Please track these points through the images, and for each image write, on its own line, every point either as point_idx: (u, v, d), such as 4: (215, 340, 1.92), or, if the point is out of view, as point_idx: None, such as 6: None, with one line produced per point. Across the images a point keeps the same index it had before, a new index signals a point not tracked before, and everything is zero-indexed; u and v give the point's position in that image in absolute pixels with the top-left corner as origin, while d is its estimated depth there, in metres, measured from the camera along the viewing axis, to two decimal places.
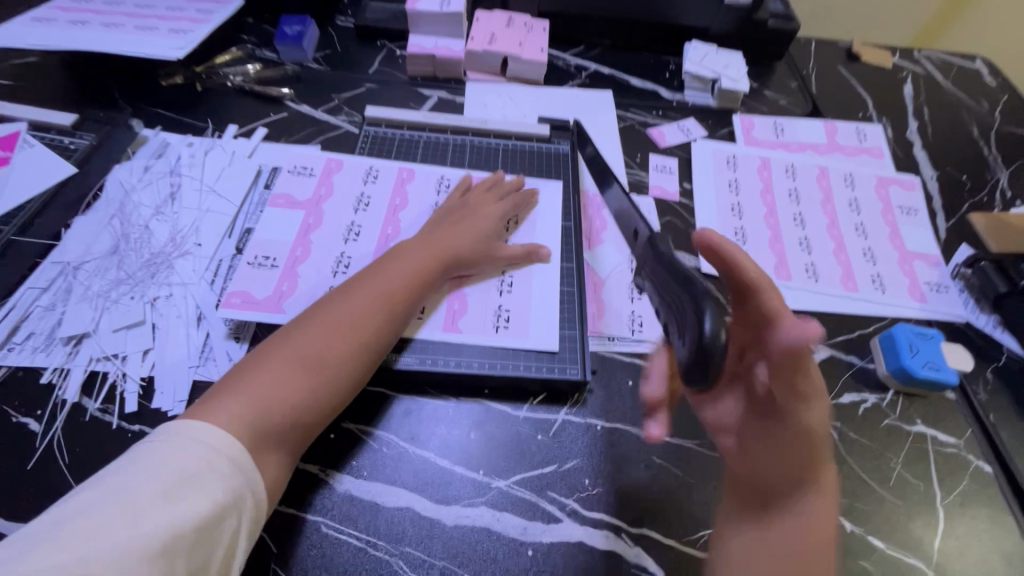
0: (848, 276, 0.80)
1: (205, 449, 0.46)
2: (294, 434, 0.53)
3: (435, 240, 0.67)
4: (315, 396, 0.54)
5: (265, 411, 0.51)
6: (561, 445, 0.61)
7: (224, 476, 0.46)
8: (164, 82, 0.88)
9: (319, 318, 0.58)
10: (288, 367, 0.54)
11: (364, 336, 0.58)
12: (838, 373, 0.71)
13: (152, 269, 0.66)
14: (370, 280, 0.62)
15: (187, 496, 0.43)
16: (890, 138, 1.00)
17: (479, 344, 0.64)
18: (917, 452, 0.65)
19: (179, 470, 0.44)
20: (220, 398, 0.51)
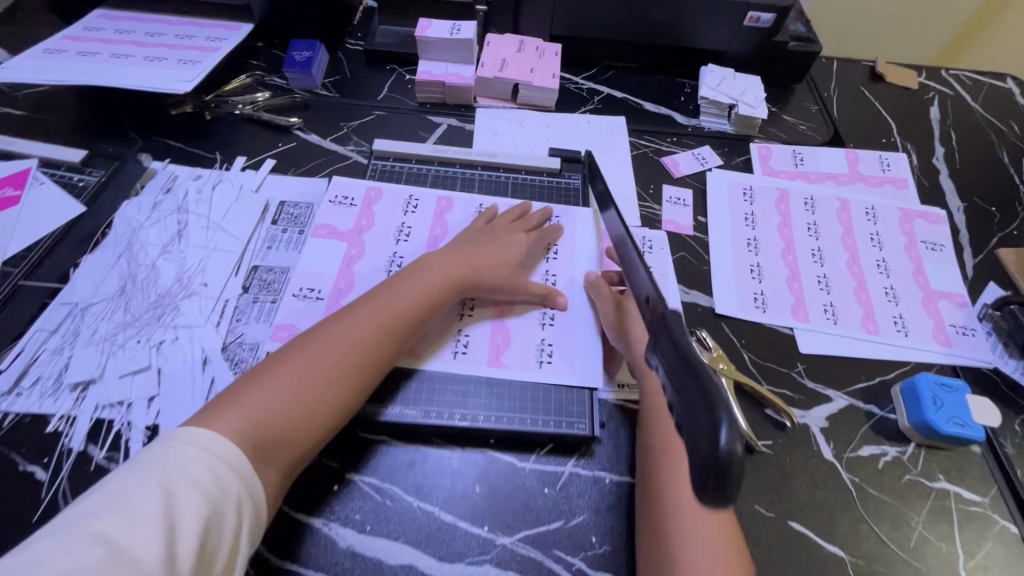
0: (869, 317, 0.77)
1: (203, 455, 0.48)
2: (292, 447, 0.54)
3: (450, 264, 0.69)
4: (316, 410, 0.56)
5: (263, 422, 0.53)
6: (568, 499, 0.60)
7: (222, 482, 0.47)
8: (173, 112, 0.88)
9: (327, 333, 0.60)
10: (292, 380, 0.56)
11: (366, 354, 0.60)
12: (857, 424, 0.68)
13: (159, 312, 0.66)
14: (378, 299, 0.64)
15: (190, 502, 0.44)
16: (914, 166, 0.96)
17: (489, 397, 0.64)
18: (939, 511, 0.63)
19: (183, 476, 0.46)
20: (223, 408, 0.53)
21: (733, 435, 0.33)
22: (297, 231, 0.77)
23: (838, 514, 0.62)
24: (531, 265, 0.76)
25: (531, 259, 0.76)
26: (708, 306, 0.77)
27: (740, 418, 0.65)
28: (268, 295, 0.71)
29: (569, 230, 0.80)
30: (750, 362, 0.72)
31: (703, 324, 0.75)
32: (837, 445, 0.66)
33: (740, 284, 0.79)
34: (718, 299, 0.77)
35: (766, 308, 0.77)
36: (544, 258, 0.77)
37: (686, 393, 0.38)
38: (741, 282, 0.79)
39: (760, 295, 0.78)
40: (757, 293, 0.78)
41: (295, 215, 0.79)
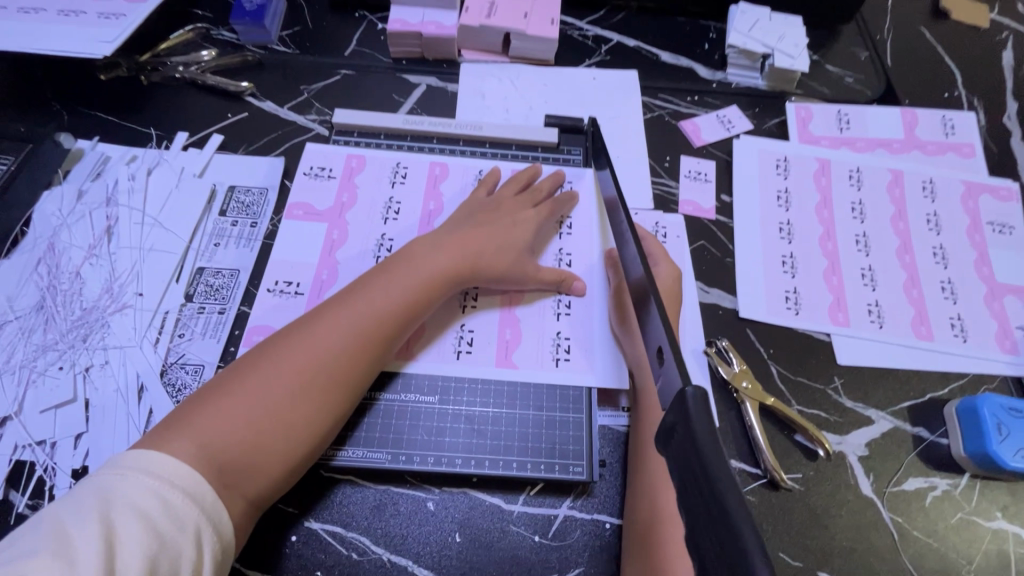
0: (921, 319, 0.65)
1: (154, 480, 0.40)
2: (262, 471, 0.45)
3: (447, 248, 0.59)
4: (289, 427, 0.47)
5: (225, 443, 0.44)
6: (562, 550, 0.52)
7: (178, 511, 0.40)
8: (103, 77, 0.75)
9: (308, 332, 0.51)
10: (259, 390, 0.47)
11: (347, 359, 0.51)
12: (902, 451, 0.58)
13: (84, 330, 0.57)
14: (366, 290, 0.54)
15: (138, 536, 0.37)
16: (982, 127, 0.81)
17: (466, 438, 0.55)
18: (995, 556, 0.54)
19: (130, 504, 0.38)
20: (178, 426, 0.44)
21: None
22: (249, 223, 0.65)
23: (878, 562, 0.53)
24: (541, 244, 0.65)
25: (541, 237, 0.65)
26: (732, 308, 0.65)
27: (765, 448, 0.56)
28: (215, 303, 0.60)
29: (581, 201, 0.68)
30: (778, 376, 0.62)
31: (725, 330, 0.64)
32: (878, 478, 0.57)
33: (770, 281, 0.67)
34: (742, 301, 0.65)
35: (799, 310, 0.65)
36: (555, 234, 0.66)
37: (708, 537, 0.31)
38: (771, 277, 0.67)
39: (793, 294, 0.66)
40: (790, 291, 0.66)
41: (245, 203, 0.67)
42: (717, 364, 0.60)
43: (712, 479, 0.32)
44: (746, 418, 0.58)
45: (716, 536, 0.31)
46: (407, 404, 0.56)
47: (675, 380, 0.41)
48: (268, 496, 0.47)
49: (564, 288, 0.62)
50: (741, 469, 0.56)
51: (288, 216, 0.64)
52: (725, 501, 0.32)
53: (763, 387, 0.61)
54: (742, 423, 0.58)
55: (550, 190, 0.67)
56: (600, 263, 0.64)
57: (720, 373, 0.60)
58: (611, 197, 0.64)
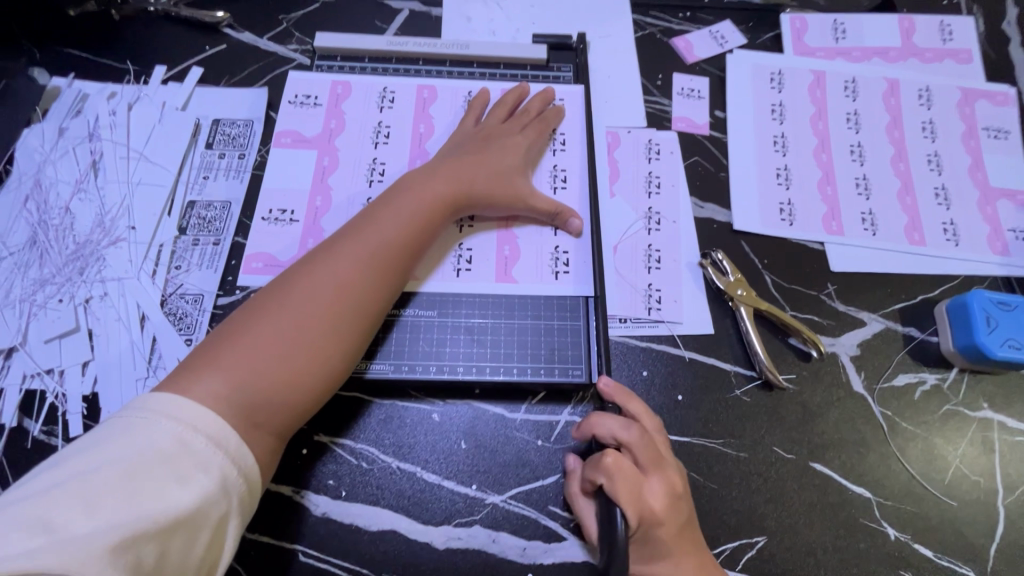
0: (915, 225, 0.66)
1: (176, 426, 0.39)
2: (288, 406, 0.46)
3: (441, 175, 0.58)
4: (317, 362, 0.47)
5: (250, 384, 0.44)
6: (565, 452, 0.53)
7: (201, 455, 0.39)
8: (72, 12, 0.72)
9: (318, 269, 0.50)
10: (281, 329, 0.47)
11: (363, 293, 0.50)
12: (893, 350, 0.60)
13: (80, 264, 0.57)
14: (370, 224, 0.53)
15: (161, 481, 0.37)
16: (980, 33, 0.79)
17: (470, 349, 0.56)
18: (980, 443, 0.56)
19: (151, 450, 0.38)
20: (202, 369, 0.44)
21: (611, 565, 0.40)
22: (237, 154, 0.65)
23: (868, 452, 0.55)
24: (535, 163, 0.64)
25: (534, 155, 0.64)
26: (725, 221, 0.65)
27: (760, 351, 0.57)
28: (209, 235, 0.60)
29: (571, 120, 0.67)
30: (773, 285, 0.62)
31: (720, 243, 0.64)
32: (869, 375, 0.58)
33: (764, 193, 0.67)
34: (737, 214, 0.65)
35: (794, 220, 0.65)
36: (549, 152, 0.65)
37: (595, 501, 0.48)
38: (765, 190, 0.67)
39: (787, 205, 0.66)
40: (784, 203, 0.66)
41: (231, 135, 0.66)
42: (712, 274, 0.61)
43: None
44: (741, 324, 0.59)
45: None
46: (409, 319, 0.57)
47: None
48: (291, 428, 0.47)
49: (556, 224, 0.61)
50: (735, 372, 0.58)
51: (275, 145, 0.63)
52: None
53: (757, 294, 0.62)
54: (737, 329, 0.59)
55: (540, 109, 0.66)
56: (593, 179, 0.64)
57: (714, 282, 0.60)
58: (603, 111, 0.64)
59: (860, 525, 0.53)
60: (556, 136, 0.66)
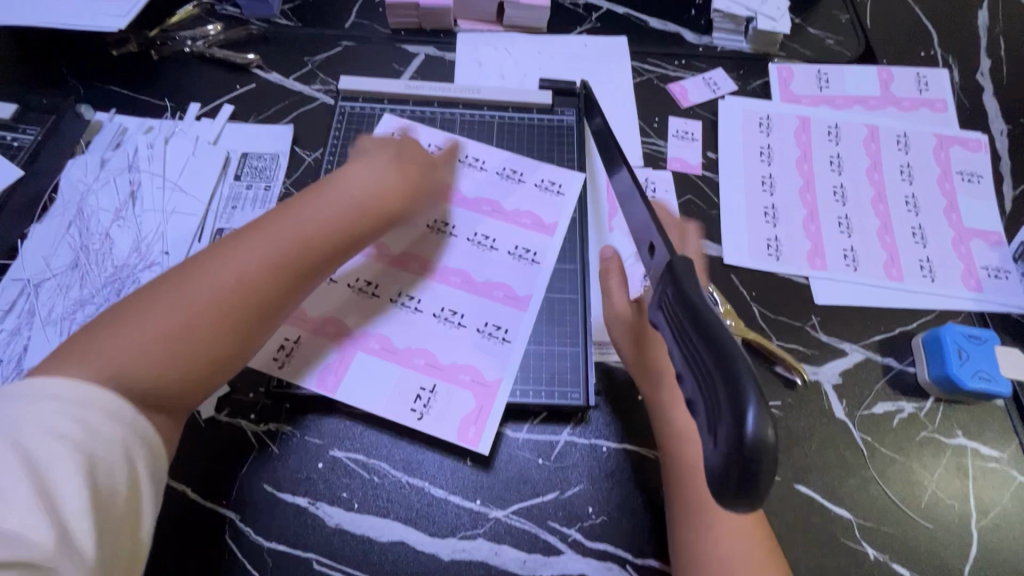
0: (893, 262, 0.70)
1: (68, 408, 0.41)
2: (169, 390, 0.46)
3: (376, 186, 0.58)
4: (197, 357, 0.47)
5: (130, 368, 0.45)
6: (564, 470, 0.57)
7: (102, 433, 0.42)
8: (115, 53, 0.78)
9: (223, 257, 0.50)
10: (175, 315, 0.47)
11: (268, 286, 0.51)
12: (873, 379, 0.64)
13: (117, 286, 0.62)
14: (287, 217, 0.54)
15: (68, 460, 0.39)
16: (955, 84, 0.85)
17: (422, 375, 0.59)
18: (954, 469, 0.60)
19: (48, 432, 0.40)
20: (78, 357, 0.44)
21: (765, 416, 0.28)
22: (263, 186, 0.70)
23: (849, 476, 0.59)
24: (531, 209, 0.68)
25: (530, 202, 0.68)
26: (716, 255, 0.70)
27: None
28: None
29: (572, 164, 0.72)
30: (760, 316, 0.67)
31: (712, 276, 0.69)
32: (849, 403, 0.62)
33: (753, 230, 0.72)
34: (727, 249, 0.70)
35: (780, 256, 0.70)
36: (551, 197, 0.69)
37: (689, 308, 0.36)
38: (754, 227, 0.72)
39: (774, 242, 0.71)
40: (771, 239, 0.71)
41: (259, 168, 0.71)
42: None
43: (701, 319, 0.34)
44: None
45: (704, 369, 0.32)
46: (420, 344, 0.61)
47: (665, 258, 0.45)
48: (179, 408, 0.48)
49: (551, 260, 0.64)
50: None
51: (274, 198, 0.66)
52: (721, 349, 0.32)
53: (746, 324, 0.66)
54: None
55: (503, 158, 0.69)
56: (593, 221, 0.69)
57: None
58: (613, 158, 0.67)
59: (842, 545, 0.56)
60: (554, 184, 0.70)
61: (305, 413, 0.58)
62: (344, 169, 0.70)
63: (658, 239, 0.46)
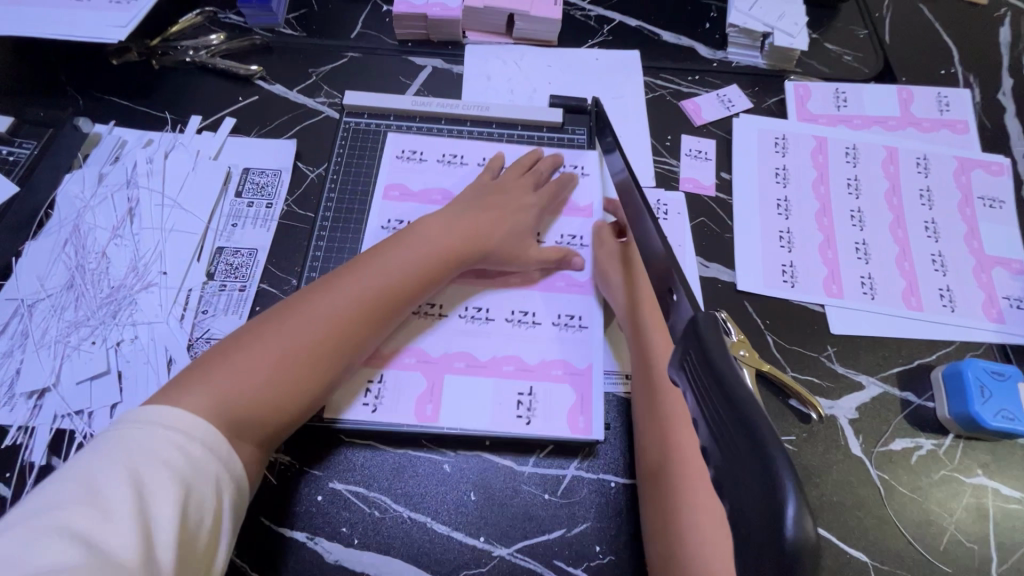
0: (912, 291, 0.68)
1: (173, 434, 0.44)
2: (266, 424, 0.49)
3: (453, 229, 0.61)
4: (292, 391, 0.51)
5: (239, 400, 0.48)
6: (571, 506, 0.55)
7: (198, 461, 0.44)
8: (116, 62, 0.76)
9: (323, 300, 0.54)
10: (279, 352, 0.51)
11: (357, 329, 0.55)
12: (890, 414, 0.62)
13: (113, 307, 0.60)
14: (372, 264, 0.58)
15: (167, 487, 0.41)
16: (977, 104, 0.82)
17: (516, 380, 0.59)
18: (974, 510, 0.58)
19: (152, 456, 0.42)
20: (195, 381, 0.48)
21: (806, 516, 0.25)
22: (265, 203, 0.68)
23: (866, 516, 0.57)
24: (546, 223, 0.68)
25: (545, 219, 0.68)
26: (730, 281, 0.68)
27: None
28: (236, 282, 0.63)
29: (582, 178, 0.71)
30: (774, 345, 0.65)
31: (724, 303, 0.67)
32: (866, 440, 0.60)
33: (767, 255, 0.69)
34: (741, 275, 0.68)
35: (795, 283, 0.68)
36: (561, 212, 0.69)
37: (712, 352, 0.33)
38: (768, 252, 0.70)
39: (789, 268, 0.69)
40: (786, 265, 0.69)
41: (261, 184, 0.69)
42: None
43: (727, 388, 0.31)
44: None
45: (732, 446, 0.29)
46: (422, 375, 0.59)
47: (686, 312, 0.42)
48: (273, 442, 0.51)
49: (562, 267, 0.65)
50: None
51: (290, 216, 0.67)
52: (752, 425, 0.29)
53: (759, 354, 0.64)
54: None
55: (550, 172, 0.69)
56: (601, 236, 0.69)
57: None
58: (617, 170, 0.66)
59: None
60: (577, 169, 0.72)
61: (304, 443, 0.56)
62: (348, 188, 0.68)
63: (681, 291, 0.44)
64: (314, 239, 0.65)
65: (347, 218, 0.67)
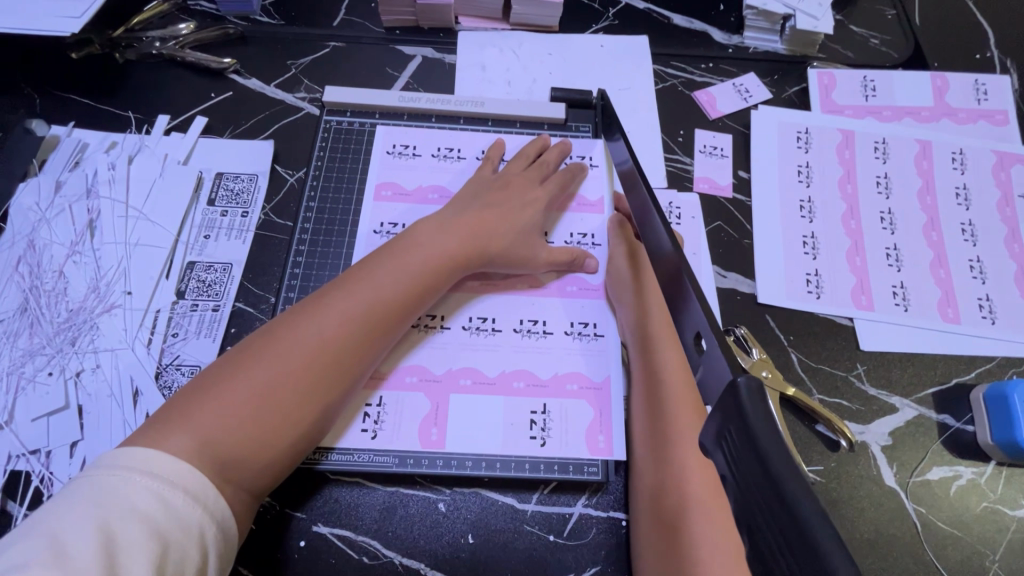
0: (948, 301, 0.63)
1: (151, 481, 0.37)
2: (254, 467, 0.42)
3: (456, 229, 0.54)
4: (285, 427, 0.44)
5: (221, 442, 0.41)
6: (579, 549, 0.50)
7: (180, 512, 0.37)
8: (75, 55, 0.70)
9: (313, 318, 0.47)
10: (264, 383, 0.44)
11: (354, 348, 0.47)
12: (927, 440, 0.56)
13: (73, 333, 0.55)
14: (366, 274, 0.50)
15: (142, 543, 0.35)
16: (1016, 92, 0.75)
17: (528, 398, 0.54)
18: (1020, 546, 0.53)
19: (126, 507, 0.36)
20: (174, 423, 0.41)
21: None
22: (240, 212, 0.62)
23: (902, 554, 0.52)
24: (554, 220, 0.61)
25: (552, 215, 0.61)
26: (750, 293, 0.62)
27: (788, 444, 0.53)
28: (208, 301, 0.57)
29: (591, 171, 0.64)
30: (799, 365, 0.59)
31: (744, 317, 0.61)
32: (901, 469, 0.55)
33: (790, 264, 0.64)
34: (761, 286, 0.62)
35: (821, 294, 0.62)
36: (567, 208, 0.62)
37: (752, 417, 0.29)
38: (791, 259, 0.64)
39: (815, 277, 0.63)
40: (811, 274, 0.63)
41: (235, 191, 0.63)
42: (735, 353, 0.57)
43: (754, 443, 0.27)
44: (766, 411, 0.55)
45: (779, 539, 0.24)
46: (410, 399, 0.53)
47: (714, 355, 0.36)
48: (265, 487, 0.44)
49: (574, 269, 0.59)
50: None
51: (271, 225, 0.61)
52: (786, 490, 0.25)
53: (783, 375, 0.58)
54: None
55: (558, 162, 0.63)
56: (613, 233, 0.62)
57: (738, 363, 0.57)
58: (624, 163, 0.59)
59: None
60: (584, 160, 0.65)
61: (287, 485, 0.51)
62: (329, 195, 0.62)
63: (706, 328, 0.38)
64: (293, 252, 0.59)
65: (329, 228, 0.60)
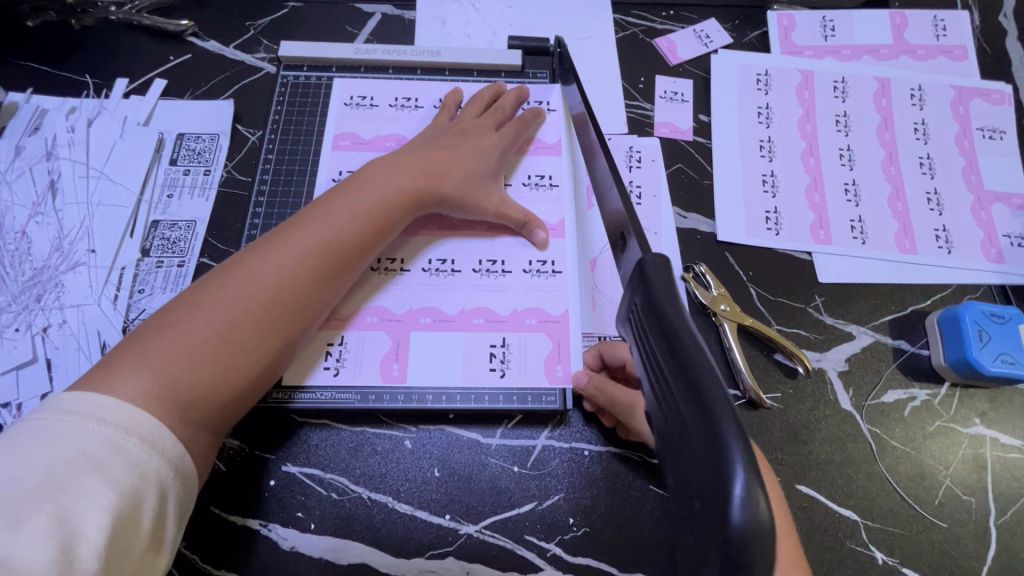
0: (906, 233, 0.63)
1: (104, 427, 0.37)
2: (215, 401, 0.43)
3: (407, 168, 0.55)
4: (245, 362, 0.45)
5: (181, 377, 0.42)
6: (541, 478, 0.51)
7: (134, 458, 0.37)
8: (30, 23, 0.69)
9: (266, 257, 0.48)
10: (221, 320, 0.44)
11: (311, 285, 0.48)
12: (882, 364, 0.58)
13: (39, 291, 0.55)
14: (318, 214, 0.51)
15: (91, 489, 0.35)
16: (976, 28, 0.76)
17: (487, 333, 0.55)
18: (972, 461, 0.54)
19: (75, 454, 0.36)
20: (126, 362, 0.41)
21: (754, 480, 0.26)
22: (202, 170, 0.62)
23: (856, 473, 0.53)
24: (510, 165, 0.62)
25: (508, 159, 0.62)
26: (710, 231, 0.63)
27: (744, 368, 0.55)
28: (173, 256, 0.58)
29: (549, 117, 0.65)
30: (758, 298, 0.60)
31: (704, 254, 0.62)
32: (857, 392, 0.56)
33: (749, 202, 0.64)
34: (721, 224, 0.63)
35: (780, 230, 0.63)
36: (523, 154, 0.63)
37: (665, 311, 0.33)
38: (751, 198, 0.65)
39: (774, 214, 0.64)
40: (770, 211, 0.64)
41: (196, 150, 0.63)
42: (694, 289, 0.58)
43: (675, 345, 0.31)
44: (724, 340, 0.56)
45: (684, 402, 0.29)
46: (373, 342, 0.54)
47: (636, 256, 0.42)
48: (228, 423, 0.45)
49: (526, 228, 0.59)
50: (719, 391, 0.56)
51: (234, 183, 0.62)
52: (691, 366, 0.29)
53: (742, 308, 0.59)
54: (721, 346, 0.57)
55: (513, 107, 0.63)
56: (570, 175, 0.62)
57: (698, 297, 0.58)
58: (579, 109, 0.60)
59: (847, 549, 0.51)
60: (542, 105, 0.66)
61: (255, 425, 0.52)
62: (288, 150, 0.62)
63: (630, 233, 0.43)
64: (254, 207, 0.60)
65: (288, 182, 0.61)
